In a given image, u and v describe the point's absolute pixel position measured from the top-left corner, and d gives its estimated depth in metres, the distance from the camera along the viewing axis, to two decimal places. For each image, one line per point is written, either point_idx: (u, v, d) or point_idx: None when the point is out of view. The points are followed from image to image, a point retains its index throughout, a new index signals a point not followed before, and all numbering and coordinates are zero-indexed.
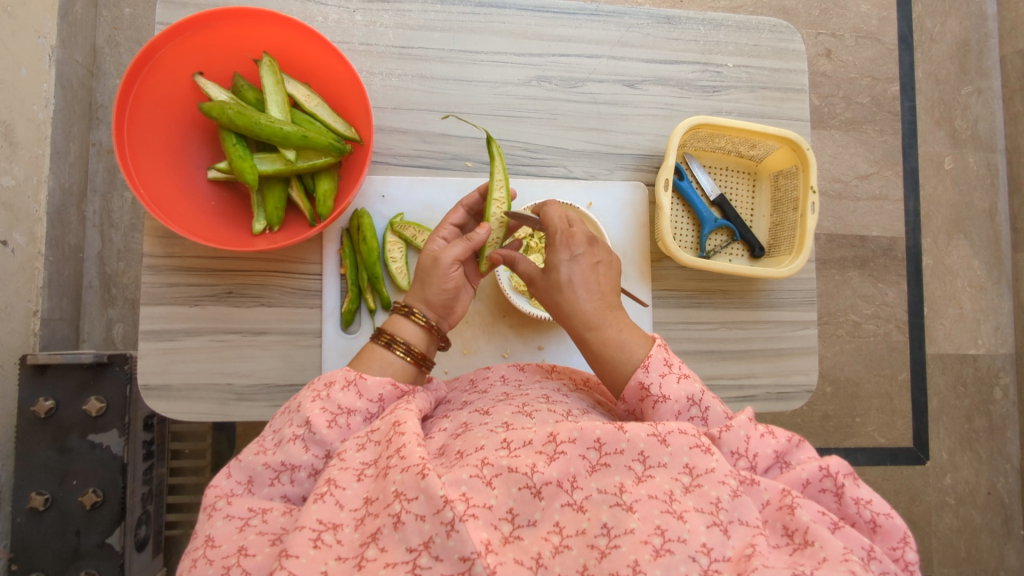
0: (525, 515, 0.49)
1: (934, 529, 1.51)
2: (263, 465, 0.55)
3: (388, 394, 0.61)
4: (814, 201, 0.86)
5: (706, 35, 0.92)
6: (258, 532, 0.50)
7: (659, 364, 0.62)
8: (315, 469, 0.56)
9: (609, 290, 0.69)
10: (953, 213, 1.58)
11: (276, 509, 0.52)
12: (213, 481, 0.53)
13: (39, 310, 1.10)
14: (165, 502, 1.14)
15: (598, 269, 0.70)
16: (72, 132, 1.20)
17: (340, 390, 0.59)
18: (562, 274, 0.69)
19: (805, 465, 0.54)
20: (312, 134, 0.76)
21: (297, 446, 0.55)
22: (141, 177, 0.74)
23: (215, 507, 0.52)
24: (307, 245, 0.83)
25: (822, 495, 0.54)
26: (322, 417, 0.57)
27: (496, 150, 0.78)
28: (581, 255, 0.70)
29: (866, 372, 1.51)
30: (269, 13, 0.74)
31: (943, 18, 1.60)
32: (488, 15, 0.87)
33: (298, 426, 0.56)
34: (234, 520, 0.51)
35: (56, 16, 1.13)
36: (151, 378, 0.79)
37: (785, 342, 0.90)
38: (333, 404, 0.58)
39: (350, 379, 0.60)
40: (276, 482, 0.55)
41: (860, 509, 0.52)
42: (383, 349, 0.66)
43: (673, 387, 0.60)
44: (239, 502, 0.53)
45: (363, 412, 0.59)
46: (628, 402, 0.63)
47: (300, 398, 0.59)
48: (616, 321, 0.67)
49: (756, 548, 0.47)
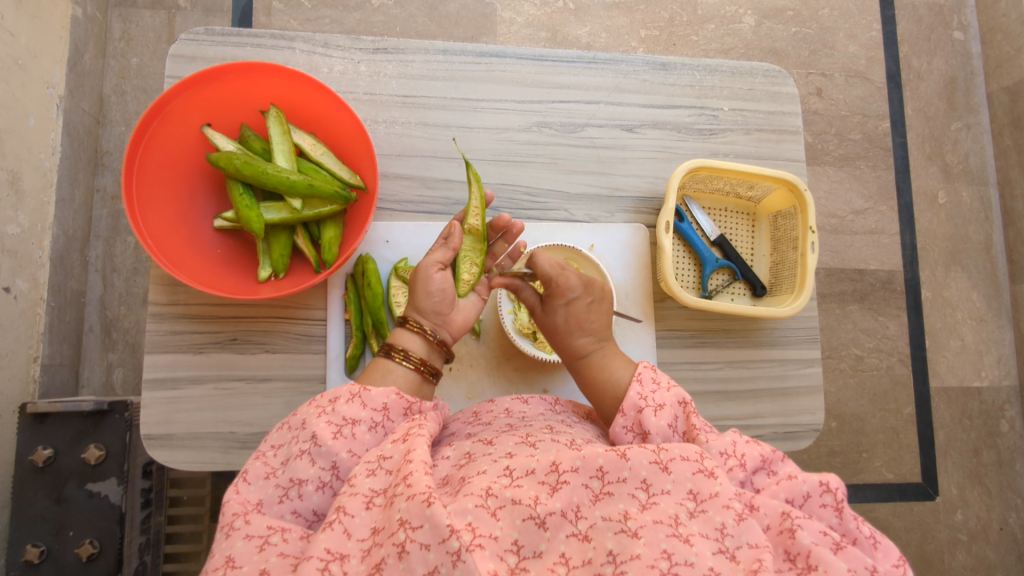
0: (530, 546, 0.48)
1: (947, 567, 1.48)
2: (274, 486, 0.54)
3: (392, 404, 0.60)
4: (814, 240, 0.87)
5: (701, 80, 0.94)
6: (280, 553, 0.49)
7: (650, 380, 0.65)
8: (322, 482, 0.55)
9: (601, 325, 0.76)
10: (949, 246, 1.59)
11: (295, 529, 0.51)
12: (227, 497, 0.52)
13: (39, 356, 1.10)
14: (162, 552, 1.11)
15: (592, 307, 0.76)
16: (77, 179, 1.22)
17: (345, 403, 0.58)
18: (558, 318, 0.76)
19: (806, 477, 0.54)
20: (317, 183, 0.77)
21: (303, 461, 0.55)
22: (149, 229, 0.74)
23: (234, 526, 0.50)
24: (311, 291, 0.84)
25: (822, 510, 0.52)
26: (327, 429, 0.56)
27: (473, 173, 0.81)
28: (575, 298, 0.76)
29: (870, 407, 1.50)
30: (276, 67, 0.76)
31: (929, 56, 1.64)
32: (488, 64, 0.89)
33: (305, 441, 0.56)
34: (254, 539, 0.50)
35: (65, 67, 1.17)
36: (153, 428, 0.78)
37: (789, 381, 0.90)
38: (338, 416, 0.57)
39: (355, 392, 0.60)
40: (286, 499, 0.54)
41: (859, 525, 0.51)
42: (385, 360, 0.68)
43: (665, 394, 0.63)
44: (258, 521, 0.51)
45: (368, 421, 0.59)
46: (625, 417, 0.62)
47: (302, 415, 0.58)
48: (601, 351, 0.74)
49: (762, 564, 0.46)
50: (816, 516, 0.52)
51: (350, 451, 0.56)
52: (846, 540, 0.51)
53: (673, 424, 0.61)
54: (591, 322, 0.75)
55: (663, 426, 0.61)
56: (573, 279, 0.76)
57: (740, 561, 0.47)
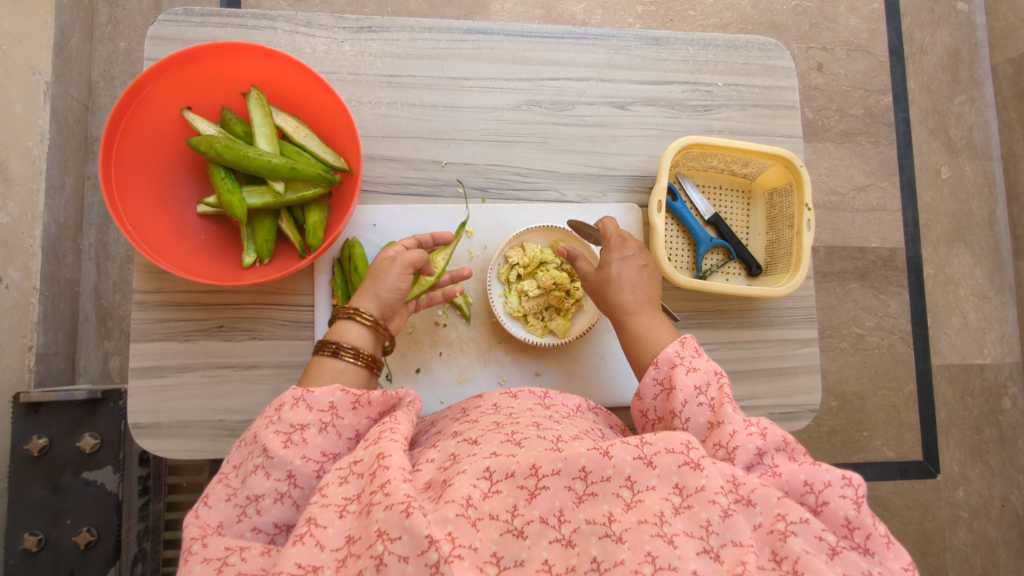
0: (510, 555, 0.47)
1: (947, 544, 1.49)
2: (230, 504, 0.53)
3: (339, 401, 0.58)
4: (810, 217, 0.85)
5: (695, 55, 0.92)
6: (238, 573, 0.48)
7: (691, 347, 0.65)
8: (280, 493, 0.54)
9: (652, 291, 0.76)
10: (953, 222, 1.56)
11: (255, 547, 0.50)
12: (187, 521, 0.52)
13: (34, 345, 1.10)
14: (161, 538, 1.11)
15: (643, 270, 0.77)
16: (67, 167, 1.20)
17: (289, 409, 0.56)
18: (613, 272, 0.76)
19: (829, 467, 0.51)
20: (301, 166, 0.76)
21: (258, 475, 0.54)
22: (130, 217, 0.73)
23: (191, 551, 0.50)
24: (298, 277, 0.83)
25: (842, 500, 0.50)
26: (276, 440, 0.54)
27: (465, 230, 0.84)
28: (630, 258, 0.77)
29: (871, 386, 1.49)
30: (255, 47, 0.74)
31: (933, 29, 1.60)
32: (476, 42, 0.87)
33: (258, 454, 0.54)
34: (212, 562, 0.49)
35: (50, 52, 1.14)
36: (141, 417, 0.77)
37: (785, 361, 0.89)
38: (286, 424, 0.55)
39: (298, 396, 0.57)
40: (244, 517, 0.53)
41: (875, 522, 0.49)
42: (332, 358, 0.65)
43: (703, 362, 0.63)
44: (216, 543, 0.51)
45: (317, 423, 0.57)
46: (658, 369, 0.65)
47: (254, 428, 0.56)
48: (649, 314, 0.73)
49: (746, 567, 0.45)
50: (834, 504, 0.50)
51: (305, 457, 0.55)
52: (858, 533, 0.49)
53: (701, 387, 0.61)
54: (643, 284, 0.75)
55: (692, 386, 0.61)
56: (632, 242, 0.78)
57: (725, 561, 0.47)
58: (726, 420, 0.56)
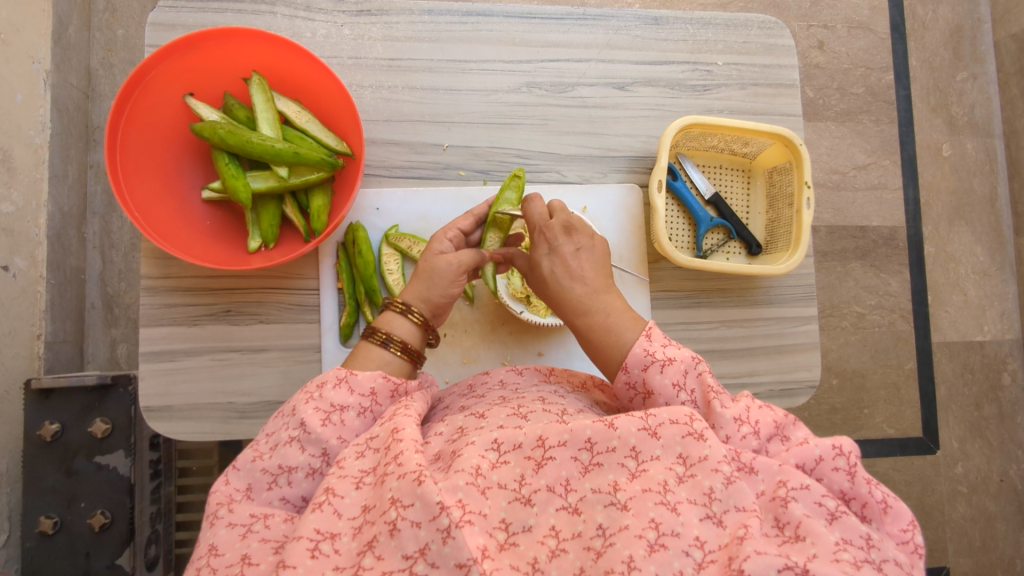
0: (518, 522, 0.48)
1: (946, 518, 1.51)
2: (262, 470, 0.54)
3: (380, 388, 0.60)
4: (809, 196, 0.85)
5: (695, 34, 0.92)
6: (261, 539, 0.50)
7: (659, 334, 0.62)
8: (312, 468, 0.55)
9: (596, 273, 0.69)
10: (954, 200, 1.57)
11: (278, 515, 0.52)
12: (213, 488, 0.53)
13: (42, 333, 1.11)
14: (174, 520, 1.13)
15: (580, 256, 0.70)
16: (69, 155, 1.20)
17: (332, 389, 0.58)
18: (545, 268, 0.70)
19: (818, 442, 0.53)
20: (303, 150, 0.76)
21: (293, 448, 0.55)
22: (136, 203, 0.74)
23: (217, 515, 0.52)
24: (303, 261, 0.84)
25: (835, 473, 0.52)
26: (315, 416, 0.56)
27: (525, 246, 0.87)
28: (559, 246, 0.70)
29: (872, 363, 1.50)
30: (258, 33, 0.74)
31: (935, 4, 1.59)
32: (475, 24, 0.87)
33: (293, 428, 0.55)
34: (237, 527, 0.51)
35: (49, 40, 1.14)
36: (152, 401, 0.79)
37: (785, 339, 0.90)
38: (325, 403, 0.57)
39: (341, 376, 0.59)
40: (274, 485, 0.54)
41: (871, 489, 0.51)
42: (380, 347, 0.64)
43: (675, 350, 0.60)
44: (242, 509, 0.52)
45: (355, 406, 0.58)
46: (629, 373, 0.60)
47: (291, 402, 0.57)
48: (603, 305, 0.66)
49: (748, 530, 0.46)
50: (828, 479, 0.52)
51: (340, 438, 0.56)
52: (854, 502, 0.51)
53: (681, 381, 0.58)
54: (582, 270, 0.69)
55: (671, 383, 0.58)
56: (556, 227, 0.71)
57: (726, 526, 0.48)
58: (719, 425, 0.55)
